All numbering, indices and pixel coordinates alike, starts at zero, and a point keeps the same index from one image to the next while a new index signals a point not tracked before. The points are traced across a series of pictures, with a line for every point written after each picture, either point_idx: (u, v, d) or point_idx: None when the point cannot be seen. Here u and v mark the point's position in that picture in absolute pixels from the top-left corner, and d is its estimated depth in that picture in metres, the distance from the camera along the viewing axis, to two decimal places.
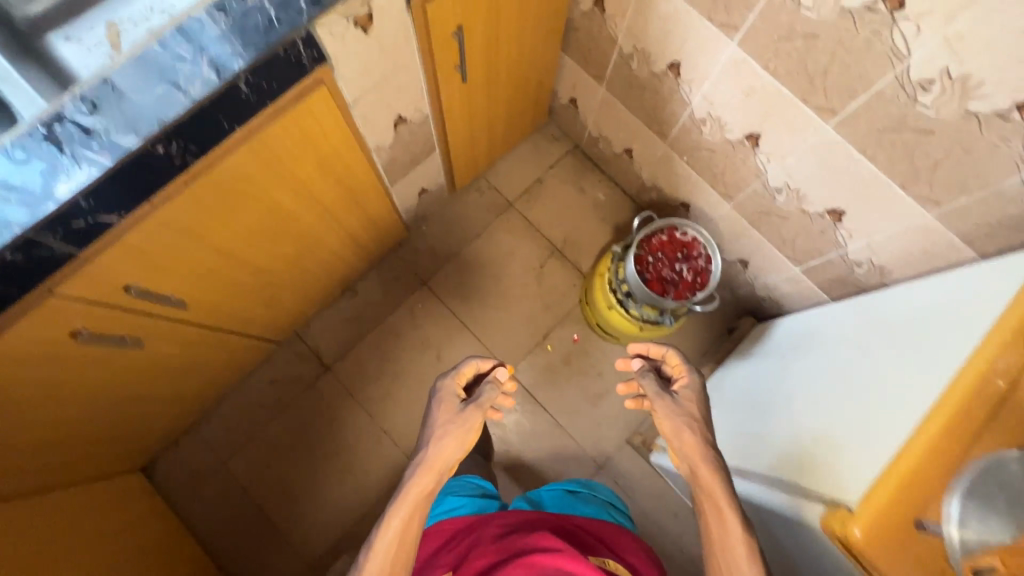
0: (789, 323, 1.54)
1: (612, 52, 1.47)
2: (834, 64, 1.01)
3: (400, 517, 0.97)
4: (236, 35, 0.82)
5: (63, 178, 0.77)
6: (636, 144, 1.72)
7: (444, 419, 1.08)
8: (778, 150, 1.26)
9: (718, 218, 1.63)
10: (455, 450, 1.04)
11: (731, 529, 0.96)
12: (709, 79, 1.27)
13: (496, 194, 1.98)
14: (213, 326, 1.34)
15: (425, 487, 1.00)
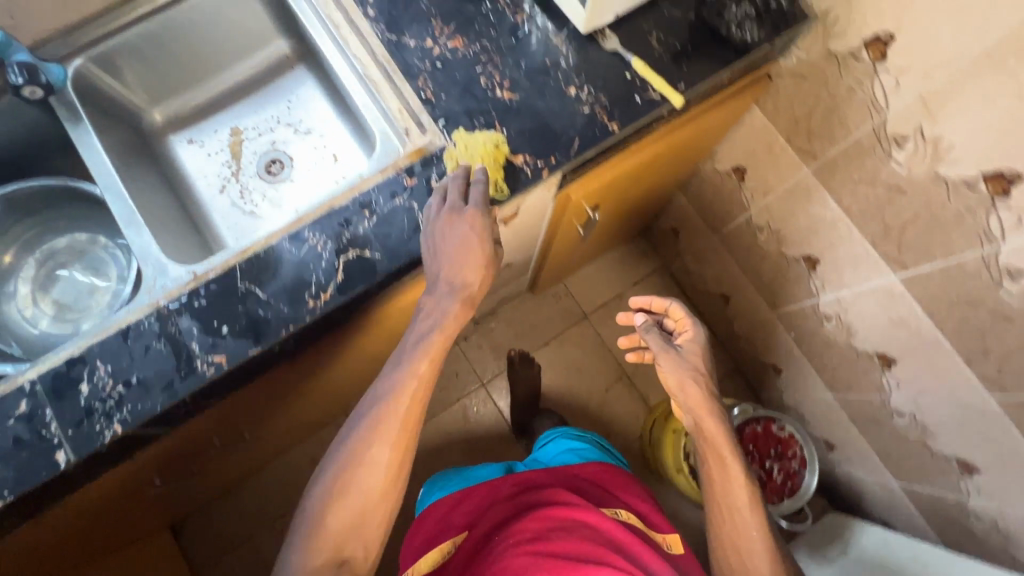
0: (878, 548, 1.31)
1: (738, 214, 1.46)
2: (1021, 350, 0.94)
3: (398, 453, 0.83)
4: (382, 246, 0.93)
5: (180, 382, 0.86)
6: (732, 294, 1.64)
7: (452, 241, 0.86)
8: (911, 382, 1.18)
9: (814, 400, 1.53)
10: (445, 315, 0.86)
11: (739, 497, 0.94)
12: (848, 285, 1.23)
13: (574, 302, 1.89)
14: (240, 436, 1.21)
15: (417, 389, 0.84)
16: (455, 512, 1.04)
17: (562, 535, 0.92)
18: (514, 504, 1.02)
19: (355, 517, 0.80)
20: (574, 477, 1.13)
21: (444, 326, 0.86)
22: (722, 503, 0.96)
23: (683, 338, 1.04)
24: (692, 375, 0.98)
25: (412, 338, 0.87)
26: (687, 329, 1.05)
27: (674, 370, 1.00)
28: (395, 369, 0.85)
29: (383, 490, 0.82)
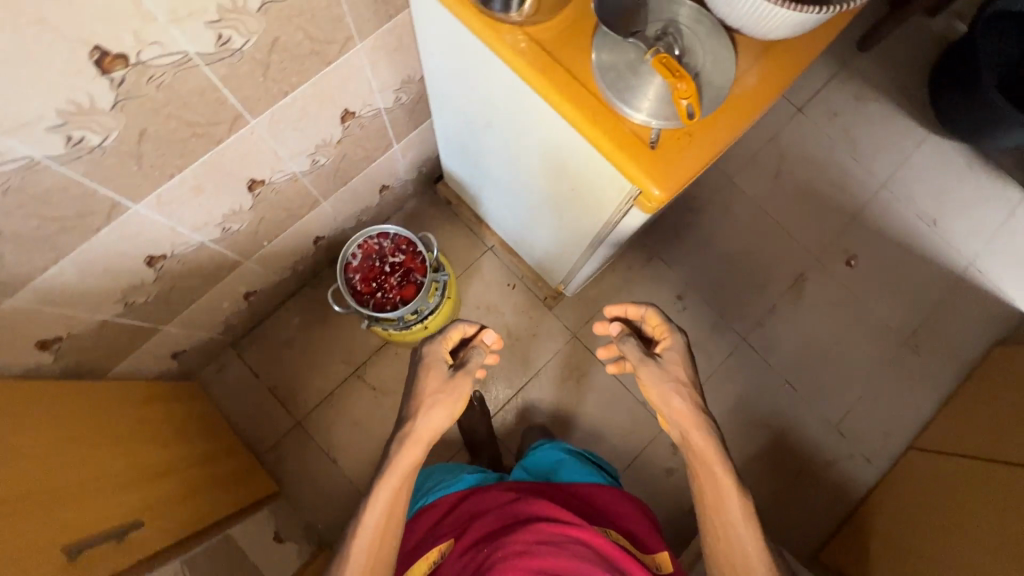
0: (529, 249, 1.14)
1: (240, 215, 0.86)
2: (784, 156, 1.43)
3: (390, 489, 0.67)
4: None
5: None
6: (240, 277, 1.03)
7: (429, 387, 0.72)
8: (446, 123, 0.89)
9: (370, 192, 1.12)
10: (447, 417, 0.72)
11: (720, 489, 0.67)
12: (287, 129, 0.77)
13: (256, 383, 1.22)
14: None
15: (414, 462, 0.69)
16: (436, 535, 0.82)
17: (558, 553, 0.65)
18: (492, 526, 0.75)
19: (386, 531, 0.66)
20: (560, 490, 0.85)
21: (423, 430, 0.70)
22: (711, 522, 0.67)
23: (675, 363, 0.72)
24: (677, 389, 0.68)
25: (415, 452, 0.68)
26: (667, 338, 0.74)
27: (665, 390, 0.70)
28: (420, 449, 0.70)
29: (386, 520, 0.66)
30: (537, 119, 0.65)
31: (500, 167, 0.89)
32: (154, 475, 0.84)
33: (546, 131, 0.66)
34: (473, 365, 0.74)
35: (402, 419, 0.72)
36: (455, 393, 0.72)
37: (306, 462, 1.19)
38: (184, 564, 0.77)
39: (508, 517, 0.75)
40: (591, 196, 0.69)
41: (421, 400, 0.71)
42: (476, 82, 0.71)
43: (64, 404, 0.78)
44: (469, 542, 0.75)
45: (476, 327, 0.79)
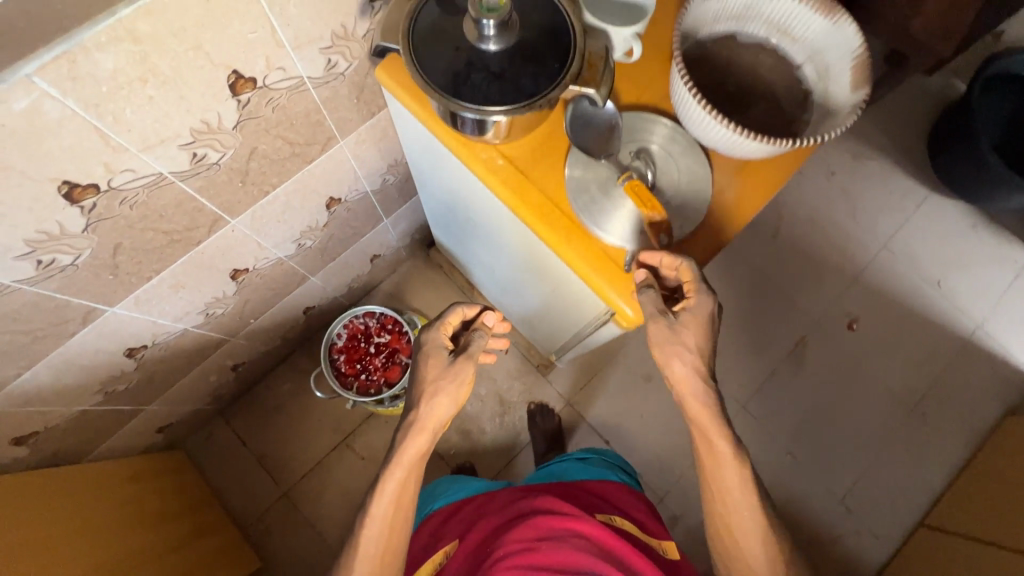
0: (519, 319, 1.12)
1: (224, 301, 0.86)
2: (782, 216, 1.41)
3: (396, 481, 0.63)
4: None
5: None
6: (227, 353, 1.02)
7: (431, 373, 0.65)
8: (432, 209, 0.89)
9: (361, 262, 1.12)
10: (452, 403, 0.65)
11: (719, 454, 0.57)
12: (271, 221, 0.78)
13: (243, 451, 1.20)
14: None
15: (419, 454, 0.64)
16: (438, 538, 0.77)
17: (559, 546, 0.62)
18: (497, 521, 0.71)
19: (394, 528, 0.63)
20: (569, 487, 0.79)
21: (429, 423, 0.64)
22: (712, 496, 0.58)
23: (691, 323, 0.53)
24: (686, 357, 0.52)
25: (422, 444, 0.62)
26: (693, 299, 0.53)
27: (671, 355, 0.54)
28: (427, 437, 0.64)
29: (392, 522, 0.63)
30: (516, 230, 0.64)
31: (487, 253, 0.87)
32: (131, 567, 0.82)
33: (525, 240, 0.65)
34: (476, 349, 0.66)
35: (407, 405, 0.66)
36: (457, 379, 0.65)
37: (292, 536, 1.16)
38: None
39: (511, 511, 0.71)
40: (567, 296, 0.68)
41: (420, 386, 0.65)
42: (457, 185, 0.71)
43: (39, 498, 0.76)
44: (472, 543, 0.70)
45: (479, 309, 0.70)
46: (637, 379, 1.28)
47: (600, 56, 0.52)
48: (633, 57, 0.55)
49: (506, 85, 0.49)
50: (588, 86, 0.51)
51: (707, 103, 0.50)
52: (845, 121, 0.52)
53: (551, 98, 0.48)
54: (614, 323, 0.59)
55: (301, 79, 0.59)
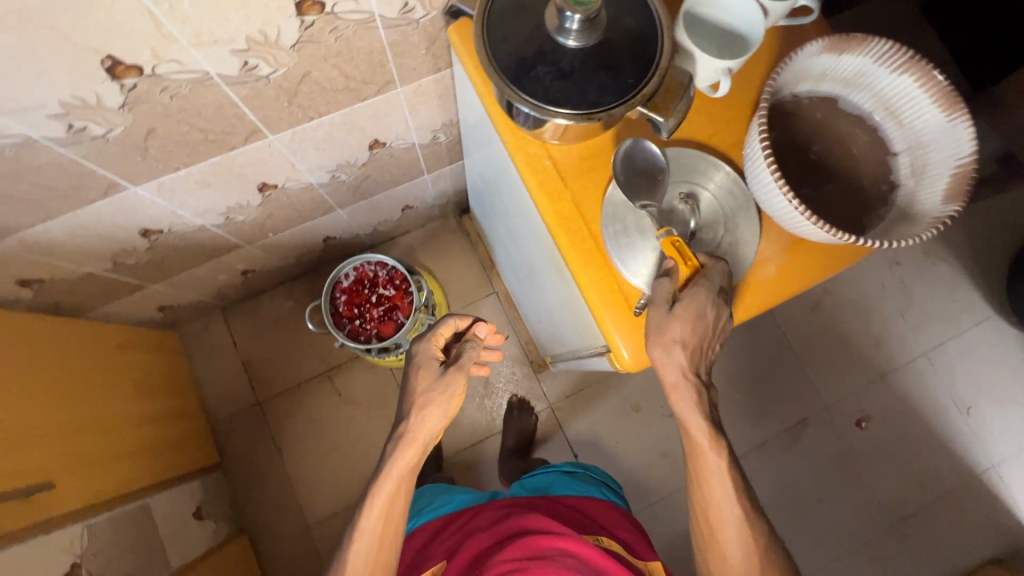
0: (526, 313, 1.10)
1: (248, 209, 0.86)
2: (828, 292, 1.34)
3: (385, 494, 0.65)
4: None
5: None
6: (240, 258, 1.04)
7: (423, 387, 0.66)
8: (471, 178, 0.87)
9: (390, 209, 1.11)
10: (442, 416, 0.66)
11: (708, 469, 0.52)
12: (310, 146, 0.76)
13: (232, 352, 1.23)
14: None
15: (409, 466, 0.65)
16: (426, 555, 0.77)
17: (547, 565, 0.63)
18: (485, 542, 0.71)
19: (385, 536, 0.65)
20: (553, 503, 0.79)
21: (412, 434, 0.65)
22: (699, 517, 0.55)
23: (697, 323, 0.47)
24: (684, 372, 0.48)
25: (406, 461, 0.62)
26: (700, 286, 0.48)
27: (661, 360, 0.48)
28: (415, 449, 0.65)
29: (382, 532, 0.65)
30: (541, 234, 0.60)
31: (513, 242, 0.84)
32: (96, 429, 0.86)
33: (547, 247, 0.61)
34: (467, 363, 0.67)
35: (399, 415, 0.67)
36: (448, 392, 0.65)
37: (254, 445, 1.20)
38: (87, 531, 0.77)
39: (497, 532, 0.71)
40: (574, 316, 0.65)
41: (411, 399, 0.66)
42: (497, 170, 0.67)
43: (30, 342, 0.79)
44: (461, 564, 0.70)
45: (470, 321, 0.71)
46: (625, 406, 1.25)
47: (681, 83, 0.47)
48: (717, 94, 0.50)
49: (570, 86, 0.45)
50: (656, 113, 0.47)
51: (778, 170, 0.46)
52: (922, 233, 0.47)
53: (613, 114, 0.45)
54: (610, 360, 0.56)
55: (372, 16, 0.57)
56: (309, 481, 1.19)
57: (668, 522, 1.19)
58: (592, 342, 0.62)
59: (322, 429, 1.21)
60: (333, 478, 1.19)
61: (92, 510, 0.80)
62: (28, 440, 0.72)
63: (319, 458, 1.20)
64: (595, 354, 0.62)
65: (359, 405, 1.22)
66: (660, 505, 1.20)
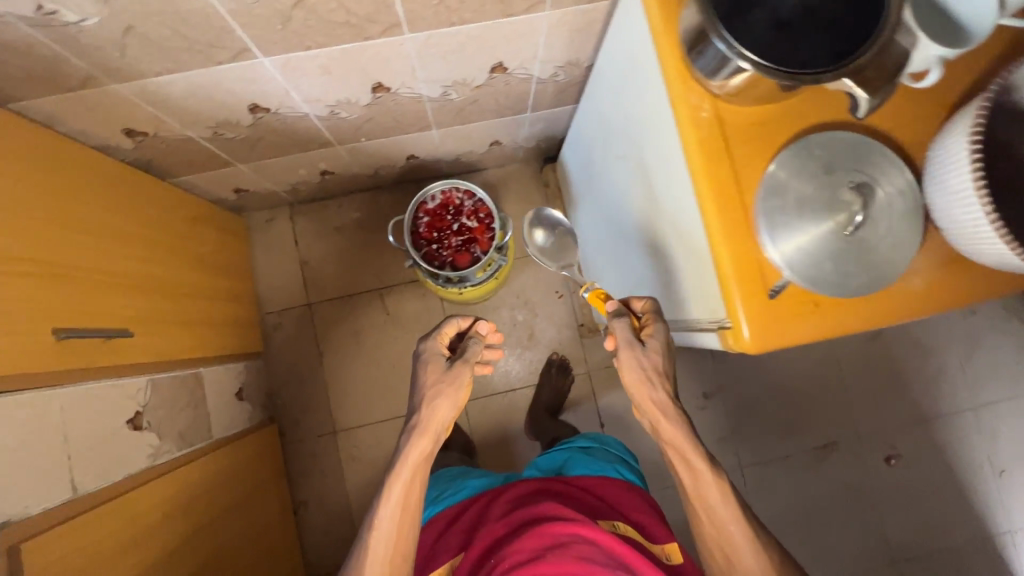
0: (592, 277, 1.08)
1: (354, 108, 0.84)
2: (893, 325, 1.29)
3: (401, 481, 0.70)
4: None
5: None
6: (325, 158, 1.02)
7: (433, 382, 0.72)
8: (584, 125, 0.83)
9: (480, 140, 1.08)
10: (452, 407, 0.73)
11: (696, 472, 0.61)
12: (439, 55, 0.73)
13: (292, 250, 1.24)
14: None
15: (423, 455, 0.70)
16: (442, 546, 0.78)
17: (563, 555, 0.62)
18: (500, 532, 0.71)
19: (406, 510, 0.70)
20: (567, 486, 0.79)
21: (427, 424, 0.71)
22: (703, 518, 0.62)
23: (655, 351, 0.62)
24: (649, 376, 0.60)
25: (424, 444, 0.68)
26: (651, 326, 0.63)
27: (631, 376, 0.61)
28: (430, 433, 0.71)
29: (400, 508, 0.70)
30: (669, 194, 0.57)
31: (611, 199, 0.81)
32: (166, 293, 0.87)
33: (671, 208, 0.58)
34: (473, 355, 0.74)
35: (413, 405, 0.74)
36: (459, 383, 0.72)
37: (297, 344, 1.22)
38: (151, 386, 0.80)
39: (512, 521, 0.72)
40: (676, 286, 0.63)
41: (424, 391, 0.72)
42: (630, 117, 0.63)
43: (117, 195, 0.80)
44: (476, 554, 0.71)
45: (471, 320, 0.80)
46: None
47: (899, 61, 0.43)
48: (919, 86, 0.46)
49: (782, 39, 0.42)
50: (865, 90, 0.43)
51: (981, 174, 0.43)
52: None
53: (820, 80, 0.41)
54: (720, 335, 0.53)
55: None
56: (343, 389, 1.21)
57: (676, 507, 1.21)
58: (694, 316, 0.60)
59: (364, 344, 1.23)
60: (366, 392, 1.22)
61: (157, 367, 0.82)
62: (109, 289, 0.73)
63: (356, 370, 1.22)
64: (693, 328, 0.61)
65: (405, 328, 1.23)
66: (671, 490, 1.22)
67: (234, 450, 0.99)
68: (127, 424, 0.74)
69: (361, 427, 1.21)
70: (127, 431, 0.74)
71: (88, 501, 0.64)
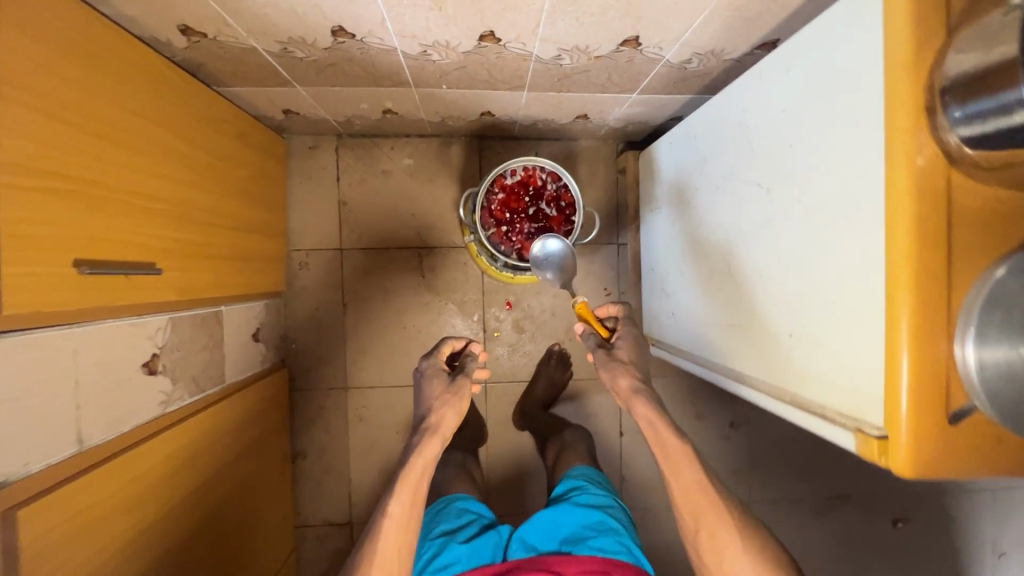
0: (653, 288, 0.99)
1: (449, 53, 0.71)
2: None
3: (413, 474, 0.75)
4: None
5: None
6: (393, 98, 0.89)
7: (438, 392, 0.82)
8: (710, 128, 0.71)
9: (567, 112, 0.95)
10: (456, 414, 0.81)
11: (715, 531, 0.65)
12: (572, 15, 0.60)
13: (331, 186, 1.13)
14: (212, 559, 0.80)
15: (430, 458, 0.77)
16: None
17: None
18: None
19: (416, 495, 0.75)
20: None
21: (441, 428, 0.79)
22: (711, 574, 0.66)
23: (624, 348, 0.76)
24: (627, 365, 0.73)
25: (435, 441, 0.75)
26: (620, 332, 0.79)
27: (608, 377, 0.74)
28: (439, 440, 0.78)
29: (412, 498, 0.75)
30: (833, 261, 0.48)
31: (719, 224, 0.71)
32: (197, 221, 0.77)
33: (827, 276, 0.49)
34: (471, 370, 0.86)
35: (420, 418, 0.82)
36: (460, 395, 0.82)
37: (322, 288, 1.13)
38: (170, 324, 0.72)
39: None
40: (796, 355, 0.55)
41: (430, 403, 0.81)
42: (799, 151, 0.52)
43: (157, 102, 0.68)
44: None
45: (463, 343, 0.93)
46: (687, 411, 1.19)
47: None
48: None
49: None
50: None
51: None
52: None
53: None
54: (855, 438, 0.46)
55: None
56: (362, 346, 1.14)
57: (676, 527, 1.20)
58: (818, 398, 0.52)
59: (392, 303, 1.14)
60: (385, 353, 1.15)
61: (178, 305, 0.74)
62: (137, 214, 0.63)
63: (379, 329, 1.14)
64: (812, 411, 0.53)
65: (438, 295, 1.14)
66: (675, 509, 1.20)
67: (245, 396, 0.92)
68: (142, 367, 0.66)
69: (374, 387, 1.15)
70: (142, 375, 0.66)
71: (91, 456, 0.57)
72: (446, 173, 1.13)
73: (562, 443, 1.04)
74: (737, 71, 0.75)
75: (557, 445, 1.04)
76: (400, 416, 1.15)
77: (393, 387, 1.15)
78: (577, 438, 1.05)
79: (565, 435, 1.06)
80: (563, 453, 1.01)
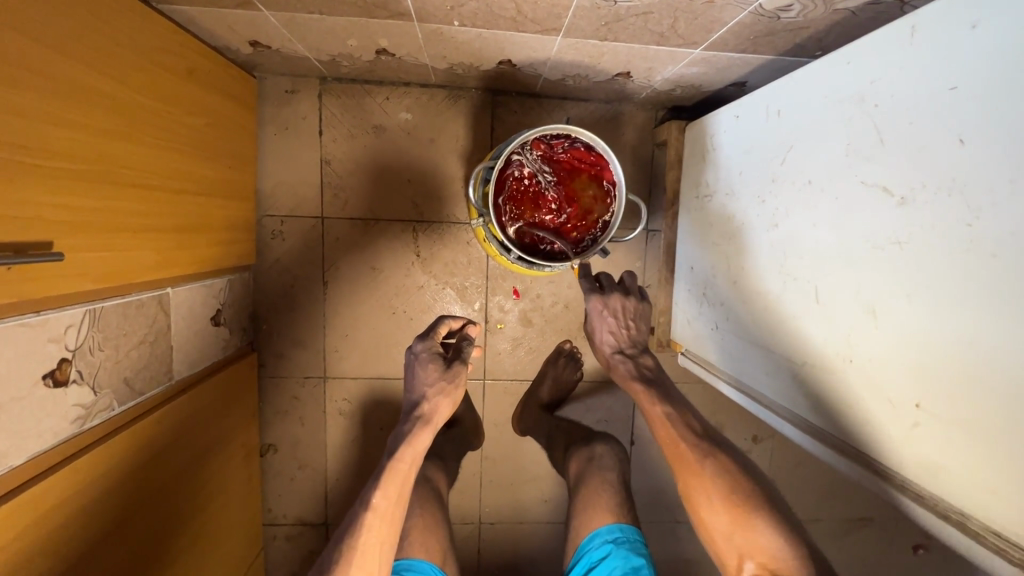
0: (685, 292, 0.85)
1: None
2: None
3: (401, 468, 0.64)
4: None
5: None
6: (390, 34, 0.70)
7: (430, 382, 0.70)
8: (806, 105, 0.55)
9: (608, 66, 0.76)
10: (449, 404, 0.71)
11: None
12: None
13: (313, 141, 0.94)
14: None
15: (418, 453, 0.66)
16: None
17: None
18: None
19: (404, 489, 0.64)
20: None
21: (434, 420, 0.69)
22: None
23: (610, 337, 0.75)
24: (612, 356, 0.74)
25: (424, 435, 0.67)
26: (597, 312, 0.74)
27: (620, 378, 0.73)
28: (430, 430, 0.69)
29: (398, 493, 0.64)
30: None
31: (804, 231, 0.55)
32: (132, 185, 0.60)
33: (1000, 361, 0.37)
34: (469, 355, 0.74)
35: (410, 405, 0.71)
36: (455, 382, 0.71)
37: (298, 263, 0.97)
38: (90, 319, 0.57)
39: None
40: (927, 441, 0.44)
41: (423, 389, 0.70)
42: (979, 167, 0.37)
43: (63, 19, 0.49)
44: None
45: (460, 324, 0.80)
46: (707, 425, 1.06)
47: None
48: None
49: None
50: None
51: None
52: None
53: None
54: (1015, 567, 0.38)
55: None
56: (343, 331, 0.99)
57: (680, 544, 1.09)
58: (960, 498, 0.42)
59: (381, 286, 0.98)
60: (370, 341, 0.99)
61: (98, 295, 0.58)
62: (15, 174, 0.45)
63: (363, 313, 0.98)
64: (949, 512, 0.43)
65: (435, 279, 0.98)
66: (682, 526, 1.08)
67: (200, 391, 0.78)
68: (44, 379, 0.52)
69: (357, 378, 1.00)
70: (42, 388, 0.51)
71: None
72: (450, 134, 0.95)
73: (591, 456, 0.88)
74: (847, 27, 0.57)
75: (585, 457, 0.89)
76: (384, 412, 1.01)
77: (379, 380, 1.00)
78: (609, 453, 0.89)
79: (593, 447, 0.90)
80: (590, 474, 0.85)
